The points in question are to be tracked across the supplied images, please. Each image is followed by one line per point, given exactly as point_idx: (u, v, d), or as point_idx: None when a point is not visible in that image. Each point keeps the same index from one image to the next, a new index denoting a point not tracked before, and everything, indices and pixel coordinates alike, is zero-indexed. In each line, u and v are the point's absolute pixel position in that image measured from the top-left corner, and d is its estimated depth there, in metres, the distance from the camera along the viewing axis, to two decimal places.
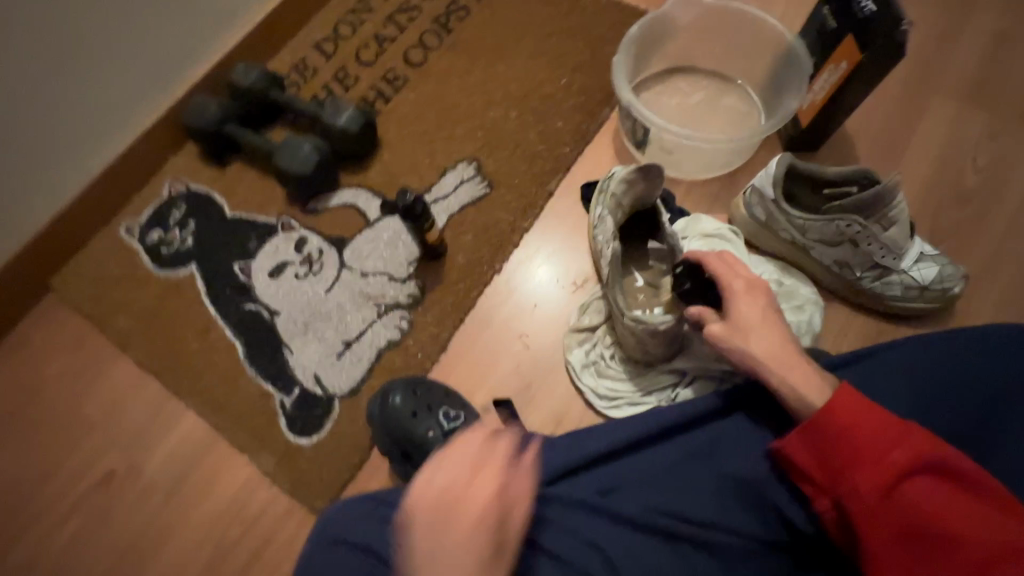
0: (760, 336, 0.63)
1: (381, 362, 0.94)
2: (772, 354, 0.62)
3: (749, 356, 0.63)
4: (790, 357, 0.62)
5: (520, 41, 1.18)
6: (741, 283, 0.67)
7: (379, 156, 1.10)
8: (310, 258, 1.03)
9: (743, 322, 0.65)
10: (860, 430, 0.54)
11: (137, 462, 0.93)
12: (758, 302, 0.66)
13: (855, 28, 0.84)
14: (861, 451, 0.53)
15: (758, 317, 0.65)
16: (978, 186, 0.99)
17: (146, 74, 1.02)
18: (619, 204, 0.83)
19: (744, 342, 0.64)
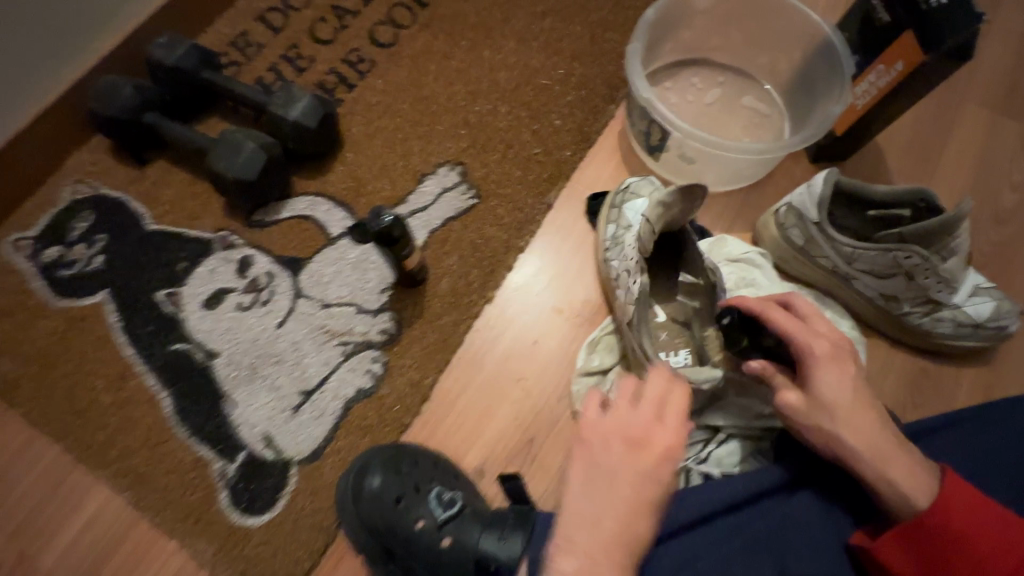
0: (852, 419, 0.53)
1: (349, 418, 0.77)
2: (867, 441, 0.52)
3: (838, 444, 0.53)
4: (891, 444, 0.52)
5: (510, 22, 1.01)
6: (823, 345, 0.55)
7: (342, 157, 0.91)
8: (257, 284, 0.84)
9: (828, 400, 0.54)
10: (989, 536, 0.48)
11: (37, 544, 0.72)
12: (845, 370, 0.55)
13: (916, 22, 0.72)
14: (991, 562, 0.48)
15: (847, 393, 0.54)
16: (1014, 206, 0.90)
17: (31, 43, 0.79)
18: (649, 230, 0.69)
19: (831, 425, 0.53)
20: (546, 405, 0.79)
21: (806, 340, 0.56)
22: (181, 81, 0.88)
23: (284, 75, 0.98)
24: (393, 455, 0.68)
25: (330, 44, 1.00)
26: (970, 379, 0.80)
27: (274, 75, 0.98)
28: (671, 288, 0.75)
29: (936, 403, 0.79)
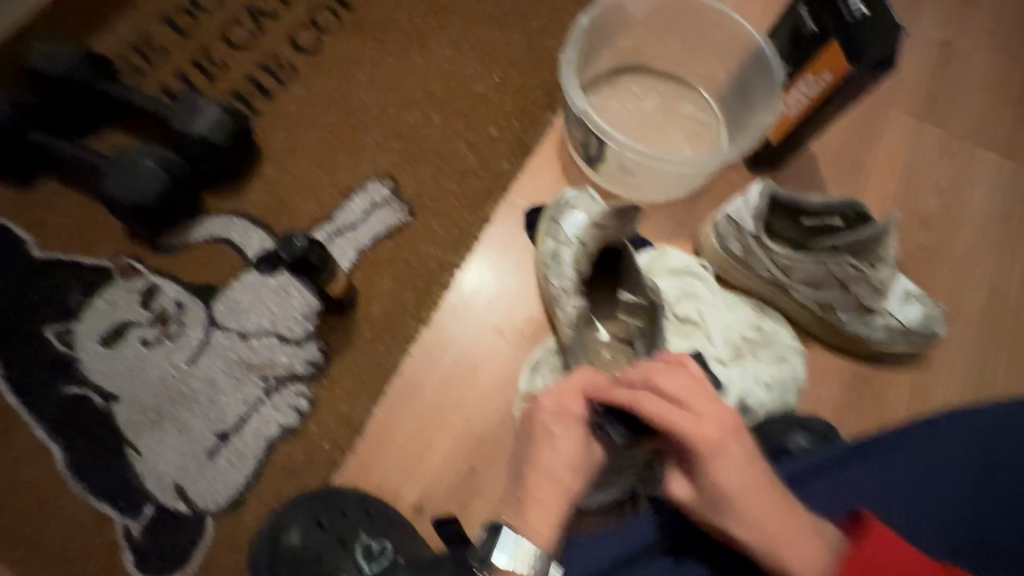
0: (742, 504, 0.49)
1: (272, 460, 0.71)
2: (761, 527, 0.48)
3: (730, 532, 0.49)
4: (789, 529, 0.48)
5: (443, 27, 0.96)
6: (704, 430, 0.49)
7: (261, 173, 0.85)
8: (164, 316, 0.76)
9: (719, 489, 0.49)
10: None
11: None
12: (730, 458, 0.49)
13: (841, 32, 0.72)
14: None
15: (743, 475, 0.49)
16: (938, 210, 0.93)
17: None
18: (586, 252, 0.69)
19: (722, 514, 0.49)
20: (488, 433, 0.75)
21: (695, 425, 0.49)
22: (70, 92, 0.79)
23: (194, 83, 0.90)
24: (314, 504, 0.64)
25: (246, 50, 0.93)
26: (902, 382, 0.82)
27: (183, 84, 0.90)
28: (614, 306, 0.73)
29: (872, 408, 0.80)
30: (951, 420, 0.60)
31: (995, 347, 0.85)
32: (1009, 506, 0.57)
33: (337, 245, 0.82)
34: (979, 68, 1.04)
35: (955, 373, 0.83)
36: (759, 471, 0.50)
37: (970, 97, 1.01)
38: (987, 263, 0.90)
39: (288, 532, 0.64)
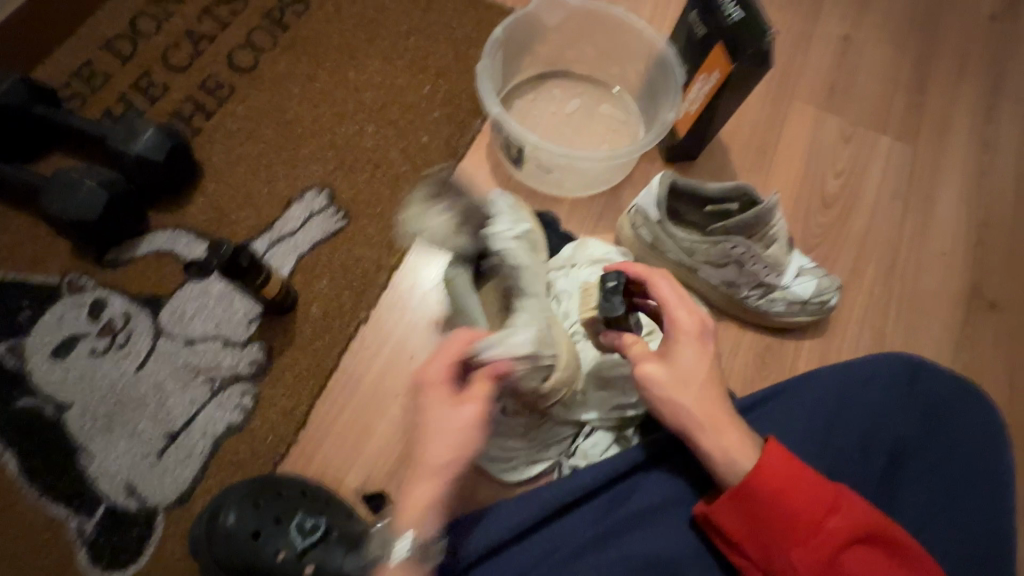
0: (698, 388, 0.61)
1: (219, 455, 0.75)
2: (710, 410, 0.61)
3: (685, 408, 0.61)
4: (724, 418, 0.61)
5: (375, 42, 1.02)
6: (691, 323, 0.62)
7: (203, 187, 0.89)
8: (112, 327, 0.80)
9: (686, 372, 0.62)
10: (798, 500, 0.55)
11: None
12: (700, 350, 0.63)
13: (726, 35, 0.80)
14: (797, 521, 0.55)
15: (701, 365, 0.62)
16: (840, 192, 1.01)
17: None
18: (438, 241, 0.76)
19: (682, 393, 0.61)
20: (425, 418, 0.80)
21: (680, 317, 0.62)
22: (11, 118, 0.83)
23: (136, 105, 0.95)
24: (255, 487, 0.68)
25: (185, 71, 0.97)
26: (807, 349, 0.89)
27: (125, 105, 0.94)
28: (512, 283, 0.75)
29: (781, 375, 0.88)
30: (820, 376, 0.68)
31: (892, 314, 0.94)
32: (867, 446, 0.66)
33: (277, 251, 0.87)
34: (877, 60, 1.13)
35: (855, 338, 0.91)
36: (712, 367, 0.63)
37: (867, 86, 1.10)
38: (885, 237, 0.99)
39: (226, 514, 0.67)
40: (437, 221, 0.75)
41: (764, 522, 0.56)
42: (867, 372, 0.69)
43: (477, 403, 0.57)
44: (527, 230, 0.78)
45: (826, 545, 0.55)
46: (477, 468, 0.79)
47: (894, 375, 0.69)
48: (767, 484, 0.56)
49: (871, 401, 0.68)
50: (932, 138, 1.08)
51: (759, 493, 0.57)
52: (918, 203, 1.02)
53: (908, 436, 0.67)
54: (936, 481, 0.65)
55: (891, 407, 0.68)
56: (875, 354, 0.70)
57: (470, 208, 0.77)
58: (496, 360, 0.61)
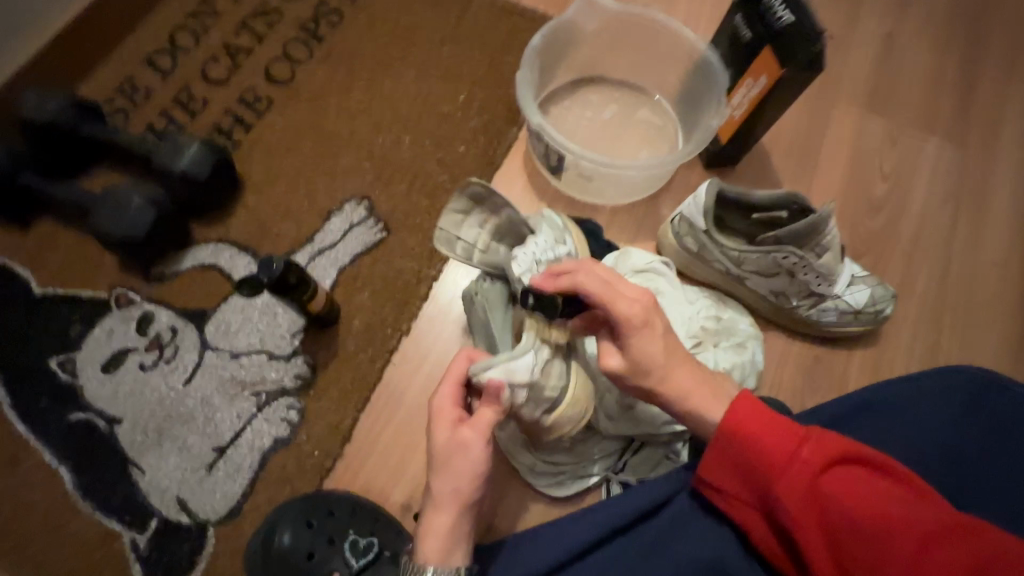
0: (665, 368, 0.59)
1: (267, 470, 0.75)
2: (686, 388, 0.60)
3: (656, 389, 0.60)
4: (705, 388, 0.60)
5: (409, 51, 1.02)
6: (635, 310, 0.58)
7: (244, 201, 0.90)
8: (159, 341, 0.81)
9: (643, 360, 0.59)
10: (766, 440, 0.54)
11: None
12: (653, 332, 0.59)
13: (773, 39, 0.78)
14: (768, 458, 0.53)
15: (658, 344, 0.59)
16: (886, 195, 0.98)
17: None
18: (475, 247, 0.76)
19: (651, 380, 0.60)
20: None
21: (622, 309, 0.58)
22: (58, 136, 0.85)
23: (177, 119, 0.96)
24: (306, 506, 0.68)
25: (224, 85, 0.98)
26: (859, 360, 0.87)
27: (166, 121, 0.96)
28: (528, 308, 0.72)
29: (831, 386, 0.85)
30: (887, 391, 0.68)
31: (945, 322, 0.90)
32: (938, 463, 0.65)
33: (319, 264, 0.87)
34: (922, 57, 1.09)
35: (908, 348, 0.88)
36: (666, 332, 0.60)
37: (913, 85, 1.07)
38: (935, 242, 0.95)
39: (280, 535, 0.67)
40: (471, 233, 0.75)
41: (741, 464, 0.55)
42: (935, 385, 0.68)
43: (478, 433, 0.59)
44: (564, 257, 0.74)
45: (801, 475, 0.52)
46: (523, 483, 0.78)
47: (956, 391, 0.68)
48: (733, 429, 0.55)
49: (944, 416, 0.67)
50: (982, 138, 1.04)
51: (730, 439, 0.55)
52: (969, 206, 0.99)
53: (967, 450, 0.66)
54: (1011, 501, 0.64)
55: (963, 423, 0.67)
56: (943, 368, 0.69)
57: (509, 223, 0.75)
58: (492, 380, 0.61)
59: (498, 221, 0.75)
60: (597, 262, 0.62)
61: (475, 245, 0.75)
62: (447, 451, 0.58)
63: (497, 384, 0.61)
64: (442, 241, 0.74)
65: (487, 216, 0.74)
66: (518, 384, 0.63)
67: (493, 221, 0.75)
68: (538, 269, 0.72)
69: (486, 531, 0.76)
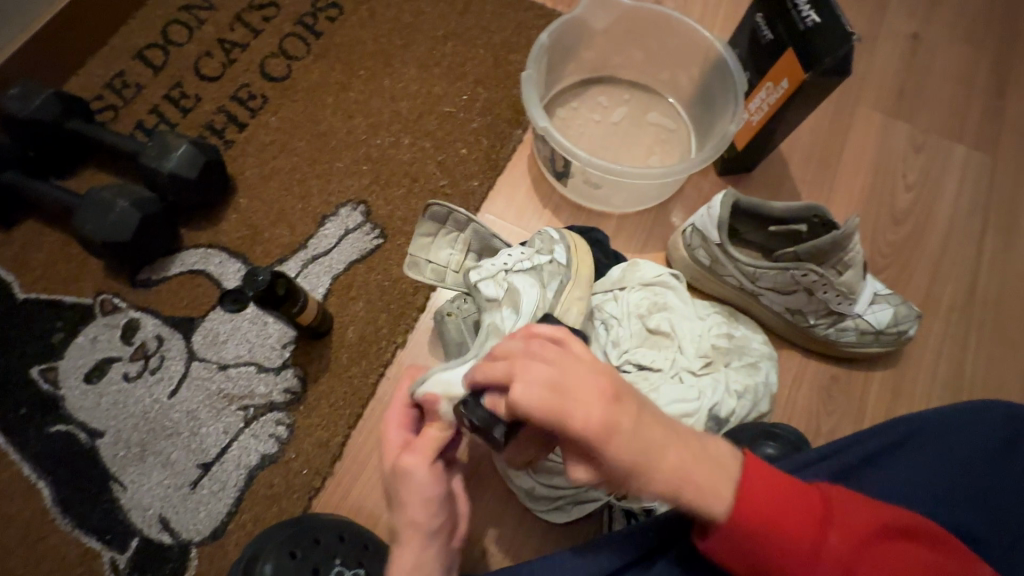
0: (653, 471, 0.45)
1: (253, 489, 0.72)
2: (670, 480, 0.45)
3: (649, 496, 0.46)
4: (700, 480, 0.46)
5: (410, 48, 0.97)
6: (592, 415, 0.44)
7: (235, 205, 0.86)
8: (145, 350, 0.78)
9: (618, 465, 0.45)
10: (784, 527, 0.46)
11: None
12: (627, 424, 0.45)
13: (797, 40, 0.73)
14: (795, 549, 0.46)
15: (630, 442, 0.44)
16: (910, 207, 0.93)
17: None
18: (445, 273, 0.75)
19: (631, 485, 0.46)
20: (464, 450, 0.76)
21: (579, 415, 0.43)
22: (43, 134, 0.81)
23: (168, 117, 0.92)
24: (294, 532, 0.65)
25: (217, 81, 0.94)
26: (877, 382, 0.82)
27: (157, 118, 0.92)
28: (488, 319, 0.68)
29: (847, 409, 0.81)
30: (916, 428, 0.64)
31: (971, 344, 0.85)
32: (972, 506, 0.61)
33: (311, 272, 0.83)
34: (951, 60, 1.04)
35: (930, 370, 0.83)
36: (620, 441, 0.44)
37: (941, 89, 1.01)
38: (961, 257, 0.90)
39: (261, 565, 0.64)
40: (442, 253, 0.76)
41: (761, 562, 0.47)
42: (972, 421, 0.64)
43: (423, 451, 0.56)
44: (540, 265, 0.71)
45: (832, 569, 0.46)
46: (521, 507, 0.74)
47: (990, 428, 0.64)
48: (752, 520, 0.46)
49: (981, 455, 0.63)
50: (1013, 146, 0.98)
51: (743, 531, 0.47)
52: (998, 219, 0.93)
53: (1005, 490, 0.62)
54: None
55: (1002, 463, 0.63)
56: (979, 402, 0.65)
57: (477, 238, 0.76)
58: (427, 395, 0.59)
59: (462, 238, 0.76)
60: (534, 343, 0.48)
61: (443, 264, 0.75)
62: (404, 481, 0.55)
63: (434, 398, 0.59)
64: (411, 263, 0.74)
65: (456, 236, 0.76)
66: (459, 399, 0.59)
67: (462, 240, 0.76)
68: (504, 275, 0.70)
69: (481, 558, 0.73)
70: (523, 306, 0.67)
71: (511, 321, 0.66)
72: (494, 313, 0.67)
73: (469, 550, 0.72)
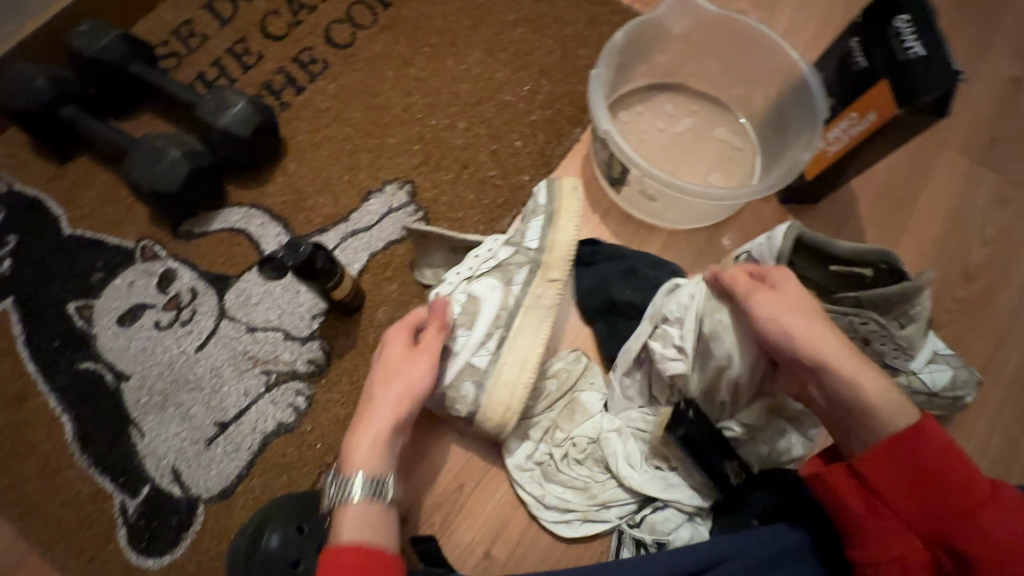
0: (825, 334, 0.55)
1: (266, 455, 0.72)
2: (822, 348, 0.55)
3: (827, 366, 0.54)
4: (864, 367, 0.54)
5: (477, 29, 0.94)
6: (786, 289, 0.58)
7: (284, 167, 0.86)
8: (178, 302, 0.78)
9: (787, 326, 0.56)
10: (961, 461, 0.49)
11: None
12: (800, 305, 0.57)
13: (894, 71, 0.68)
14: (962, 478, 0.48)
15: (809, 316, 0.56)
16: (985, 263, 0.87)
17: None
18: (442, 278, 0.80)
19: (809, 349, 0.55)
20: (480, 448, 0.75)
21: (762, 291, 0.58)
22: (107, 74, 0.82)
23: (228, 70, 0.92)
24: (303, 509, 0.65)
25: (281, 41, 0.93)
26: None
27: (218, 70, 0.91)
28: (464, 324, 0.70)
29: None
30: None
31: None
32: None
33: (349, 246, 0.82)
34: None
35: (982, 442, 0.78)
36: (849, 353, 0.55)
37: None
38: None
39: (268, 536, 0.63)
40: (437, 258, 0.80)
41: (930, 479, 0.49)
42: None
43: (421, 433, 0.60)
44: (504, 259, 0.72)
45: (999, 512, 0.46)
46: (528, 516, 0.72)
47: None
48: (934, 442, 0.50)
49: None
50: None
51: (925, 443, 0.50)
52: None
53: None
54: None
55: None
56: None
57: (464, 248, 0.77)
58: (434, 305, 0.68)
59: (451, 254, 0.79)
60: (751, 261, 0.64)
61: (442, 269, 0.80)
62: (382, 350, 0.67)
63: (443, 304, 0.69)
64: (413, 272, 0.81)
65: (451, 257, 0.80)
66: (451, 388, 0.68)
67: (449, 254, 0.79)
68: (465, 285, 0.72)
69: (481, 561, 0.71)
70: (479, 317, 0.70)
71: (463, 338, 0.69)
72: (450, 335, 0.69)
73: (471, 550, 0.71)
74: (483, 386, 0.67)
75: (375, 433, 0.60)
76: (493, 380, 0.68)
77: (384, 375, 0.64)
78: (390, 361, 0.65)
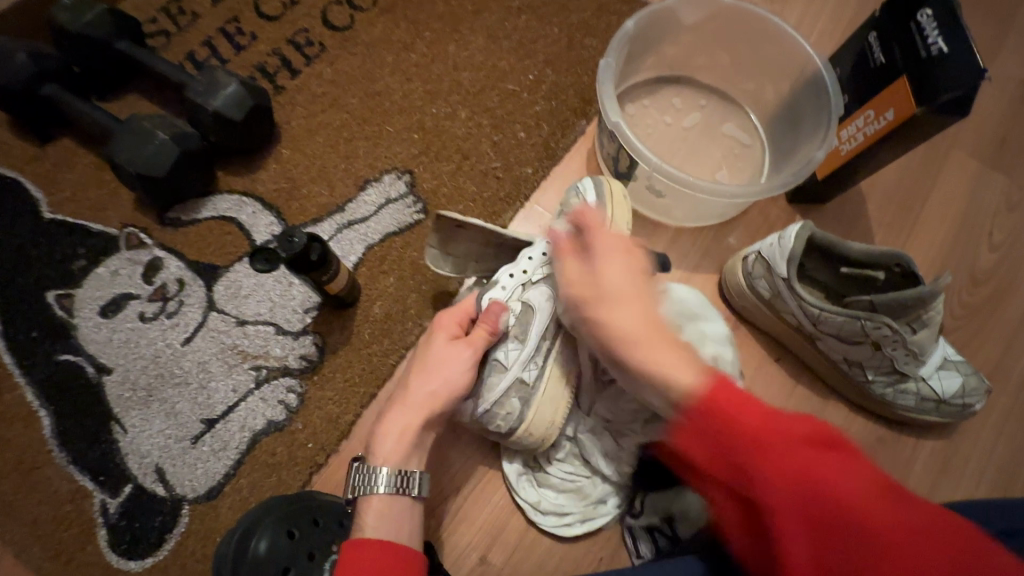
0: (630, 297, 0.52)
1: (255, 454, 0.69)
2: (631, 311, 0.52)
3: (620, 329, 0.51)
4: (662, 335, 0.50)
5: (481, 15, 0.91)
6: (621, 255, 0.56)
7: (277, 154, 0.82)
8: (164, 292, 0.75)
9: (609, 289, 0.53)
10: (735, 411, 0.41)
11: None
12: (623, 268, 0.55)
13: (915, 69, 0.66)
14: (736, 432, 0.41)
15: (626, 278, 0.54)
16: (993, 268, 0.85)
17: None
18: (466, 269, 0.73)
19: (606, 312, 0.52)
20: (478, 450, 0.72)
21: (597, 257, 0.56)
22: (91, 51, 0.78)
23: (219, 50, 0.87)
24: (294, 512, 0.62)
25: (275, 21, 0.89)
26: (926, 452, 0.76)
27: (209, 51, 0.87)
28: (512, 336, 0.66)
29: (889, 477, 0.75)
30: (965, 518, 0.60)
31: None
32: None
33: (345, 237, 0.79)
34: None
35: (987, 449, 0.77)
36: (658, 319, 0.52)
37: None
38: None
39: (256, 540, 0.60)
40: (461, 248, 0.71)
41: (720, 448, 0.41)
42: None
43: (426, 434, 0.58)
44: None
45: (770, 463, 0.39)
46: (526, 521, 0.70)
47: None
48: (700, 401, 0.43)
49: None
50: None
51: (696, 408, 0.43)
52: None
53: None
54: None
55: None
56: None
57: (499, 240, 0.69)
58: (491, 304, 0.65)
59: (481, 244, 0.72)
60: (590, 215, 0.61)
61: (464, 260, 0.72)
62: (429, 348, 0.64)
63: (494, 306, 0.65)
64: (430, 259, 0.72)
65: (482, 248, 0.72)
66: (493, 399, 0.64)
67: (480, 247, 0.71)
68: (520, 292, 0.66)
69: (477, 565, 0.69)
70: (531, 332, 0.65)
71: (515, 353, 0.64)
72: (500, 346, 0.65)
73: (467, 554, 0.69)
74: (529, 402, 0.64)
75: (405, 426, 0.59)
76: (540, 397, 0.65)
77: (422, 369, 0.62)
78: (444, 363, 0.62)
